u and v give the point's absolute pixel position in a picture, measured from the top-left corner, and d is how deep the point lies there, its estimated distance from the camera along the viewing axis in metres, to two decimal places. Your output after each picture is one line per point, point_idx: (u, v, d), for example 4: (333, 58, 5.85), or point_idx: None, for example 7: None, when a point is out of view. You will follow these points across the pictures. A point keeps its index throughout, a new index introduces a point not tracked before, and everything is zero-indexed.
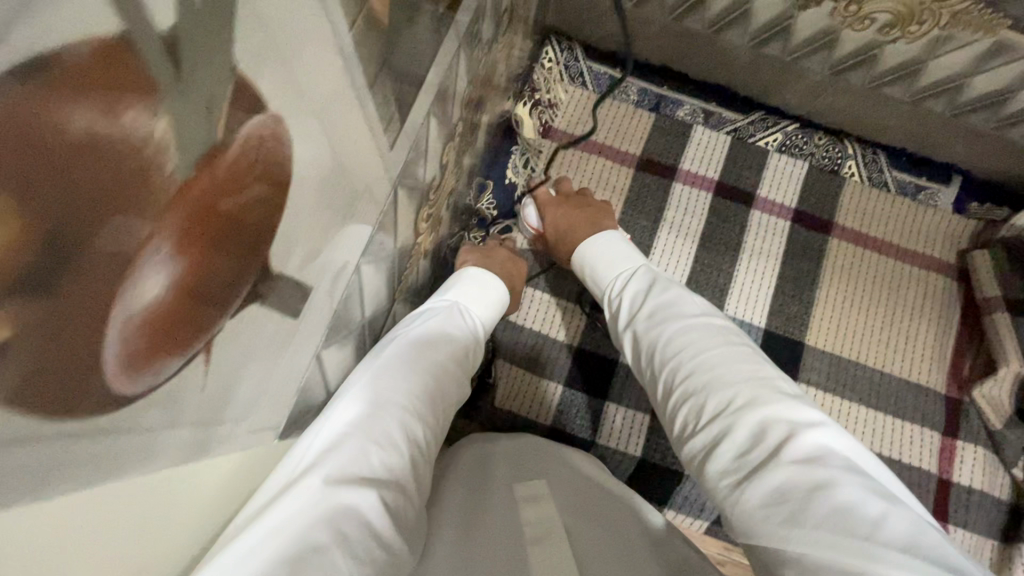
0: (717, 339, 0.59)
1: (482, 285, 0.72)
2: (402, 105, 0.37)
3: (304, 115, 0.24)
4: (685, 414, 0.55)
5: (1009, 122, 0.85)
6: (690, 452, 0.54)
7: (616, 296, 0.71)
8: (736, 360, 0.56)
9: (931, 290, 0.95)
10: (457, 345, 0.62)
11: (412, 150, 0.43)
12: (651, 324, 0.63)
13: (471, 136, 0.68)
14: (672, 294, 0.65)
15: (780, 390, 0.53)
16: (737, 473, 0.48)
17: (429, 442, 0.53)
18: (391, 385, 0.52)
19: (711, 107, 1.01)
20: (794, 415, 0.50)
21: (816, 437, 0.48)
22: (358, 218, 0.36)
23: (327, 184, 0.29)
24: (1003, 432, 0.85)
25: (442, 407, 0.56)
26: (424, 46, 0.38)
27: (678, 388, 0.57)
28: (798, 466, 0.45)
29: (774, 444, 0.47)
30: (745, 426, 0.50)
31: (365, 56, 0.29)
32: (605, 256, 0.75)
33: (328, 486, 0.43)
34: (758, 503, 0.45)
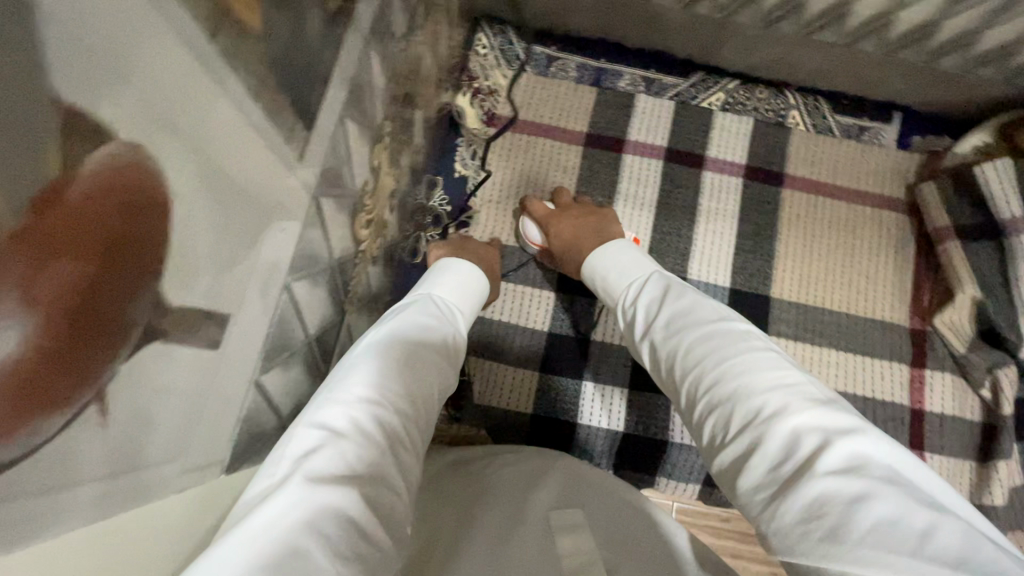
0: (738, 346, 0.56)
1: (454, 275, 0.73)
2: (303, 113, 0.35)
3: (169, 140, 0.23)
4: (713, 424, 0.53)
5: (939, 53, 0.85)
6: (721, 466, 0.51)
7: (630, 305, 0.70)
8: (761, 366, 0.53)
9: (885, 228, 0.97)
10: (434, 337, 0.61)
11: (329, 158, 0.42)
12: (669, 335, 0.62)
13: (406, 134, 0.66)
14: (689, 303, 0.63)
15: (810, 395, 0.50)
16: (771, 486, 0.45)
17: (411, 431, 0.50)
18: (367, 379, 0.50)
19: (651, 74, 1.01)
20: (827, 421, 0.47)
21: (852, 445, 0.44)
22: (273, 236, 0.35)
23: (222, 208, 0.28)
24: (967, 356, 0.88)
25: (425, 398, 0.54)
26: (319, 49, 0.36)
27: (702, 398, 0.55)
28: (835, 477, 0.42)
29: (807, 454, 0.44)
30: (776, 435, 0.47)
31: (239, 67, 0.27)
32: (614, 267, 0.75)
33: (305, 484, 0.39)
34: (791, 516, 0.42)
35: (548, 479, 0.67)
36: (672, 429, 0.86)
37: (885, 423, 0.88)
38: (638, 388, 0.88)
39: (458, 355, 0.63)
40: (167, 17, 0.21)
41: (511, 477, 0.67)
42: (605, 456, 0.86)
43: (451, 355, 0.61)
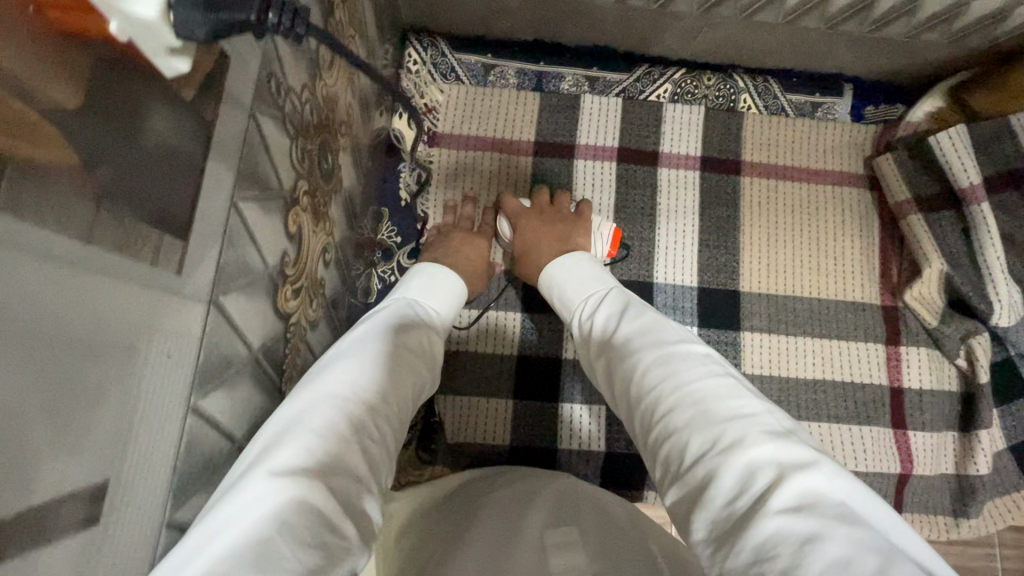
0: (698, 369, 0.54)
1: (435, 276, 0.68)
2: (171, 222, 0.30)
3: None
4: (667, 456, 0.50)
5: (884, 22, 0.82)
6: (674, 499, 0.48)
7: (588, 322, 0.67)
8: (720, 393, 0.51)
9: (847, 205, 0.94)
10: (406, 334, 0.56)
11: (225, 252, 0.37)
12: (627, 357, 0.58)
13: (333, 181, 0.61)
14: (646, 323, 0.60)
15: (767, 427, 0.47)
16: (725, 522, 0.42)
17: (381, 425, 0.47)
18: (334, 376, 0.47)
19: (594, 71, 0.96)
20: (784, 452, 0.45)
21: (807, 480, 0.42)
22: (156, 366, 0.30)
23: (58, 369, 0.23)
24: (940, 328, 0.87)
25: (398, 393, 0.50)
26: (181, 143, 0.31)
27: (658, 425, 0.52)
28: (787, 515, 0.39)
29: (761, 489, 0.42)
30: (732, 468, 0.44)
31: (45, 212, 0.22)
32: (574, 280, 0.72)
33: (268, 479, 0.37)
34: (743, 555, 0.39)
35: (538, 501, 0.65)
36: None
37: (865, 406, 0.87)
38: None
39: (435, 355, 0.60)
40: None
41: (501, 503, 0.65)
42: (593, 478, 0.84)
43: (423, 353, 0.58)
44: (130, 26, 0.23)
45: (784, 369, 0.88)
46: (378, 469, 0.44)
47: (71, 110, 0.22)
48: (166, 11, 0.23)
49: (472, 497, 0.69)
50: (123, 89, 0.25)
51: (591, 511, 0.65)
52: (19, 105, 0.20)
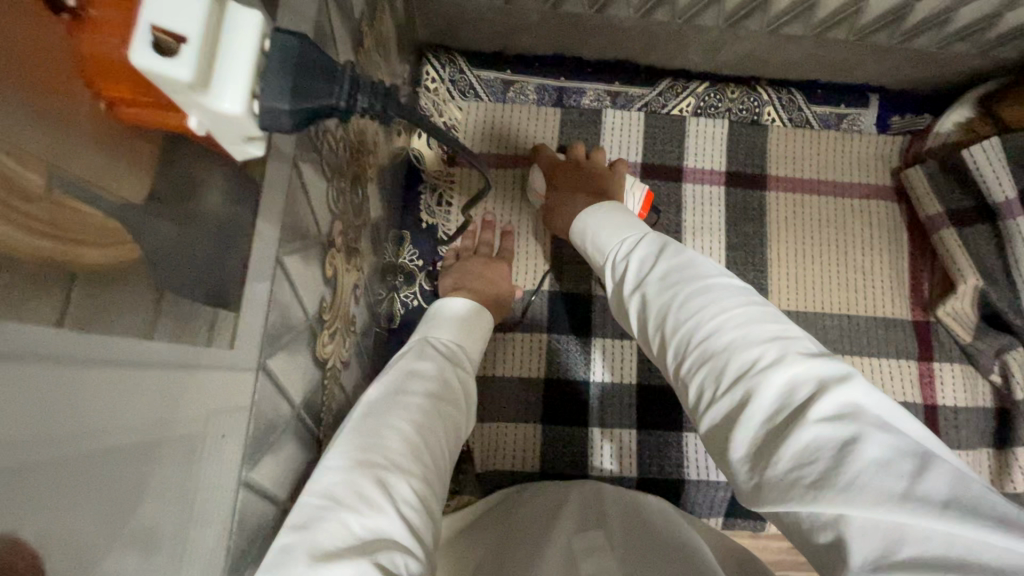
0: (736, 297, 0.51)
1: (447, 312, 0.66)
2: (227, 295, 0.28)
3: (14, 491, 0.16)
4: (700, 382, 0.47)
5: (914, 33, 0.81)
6: (707, 425, 0.46)
7: (624, 260, 0.62)
8: (758, 317, 0.48)
9: (876, 219, 0.93)
10: (431, 381, 0.54)
11: (273, 312, 0.35)
12: (660, 290, 0.54)
13: (362, 216, 0.59)
14: (681, 255, 0.56)
15: (808, 348, 0.45)
16: (765, 437, 0.40)
17: (419, 486, 0.45)
18: (364, 439, 0.45)
19: (616, 86, 0.94)
20: (825, 367, 0.42)
21: (849, 392, 0.40)
22: (213, 447, 0.28)
23: (130, 476, 0.22)
24: (974, 344, 0.85)
25: (432, 444, 0.49)
26: (235, 211, 0.29)
27: (692, 353, 0.49)
28: (827, 424, 0.38)
29: (801, 402, 0.40)
30: (772, 386, 0.42)
31: (111, 319, 0.20)
32: (606, 228, 0.68)
33: (310, 563, 0.36)
34: (780, 465, 0.38)
35: (563, 507, 0.66)
36: (686, 466, 0.82)
37: None
38: (645, 427, 0.83)
39: (466, 401, 0.58)
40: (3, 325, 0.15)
41: (531, 515, 0.66)
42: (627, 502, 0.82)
43: (455, 397, 0.56)
44: (211, 118, 0.21)
45: None
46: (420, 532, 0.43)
47: (135, 203, 0.21)
48: (251, 98, 0.21)
49: (503, 512, 0.70)
50: (178, 169, 0.23)
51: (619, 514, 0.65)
52: (88, 210, 0.18)
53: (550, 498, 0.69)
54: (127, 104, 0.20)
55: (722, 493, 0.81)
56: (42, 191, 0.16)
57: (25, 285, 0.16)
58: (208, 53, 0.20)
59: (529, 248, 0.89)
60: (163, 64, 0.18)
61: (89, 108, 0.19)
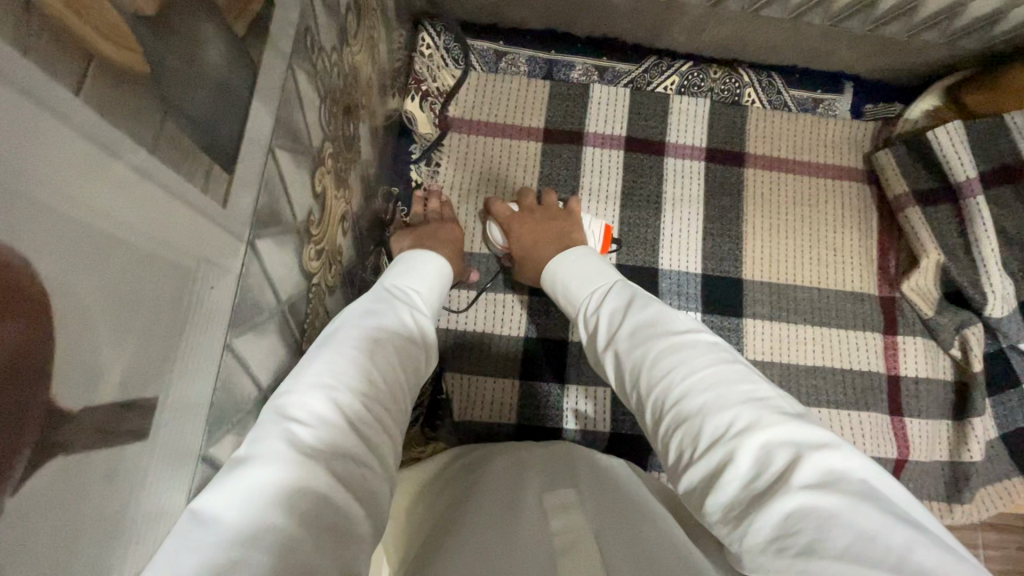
0: (707, 356, 0.54)
1: (414, 265, 0.67)
2: (221, 153, 0.31)
3: (31, 220, 0.18)
4: (679, 441, 0.50)
5: (885, 20, 0.85)
6: (687, 486, 0.49)
7: (593, 314, 0.66)
8: (730, 377, 0.52)
9: (848, 199, 0.97)
10: (397, 322, 0.54)
11: (263, 194, 0.37)
12: (634, 346, 0.58)
13: (352, 150, 0.61)
14: (654, 312, 0.60)
15: (779, 409, 0.48)
16: (746, 503, 0.43)
17: (378, 410, 0.45)
18: (320, 365, 0.44)
19: (604, 61, 0.98)
20: (799, 432, 0.46)
21: (824, 458, 0.43)
22: (202, 295, 0.31)
23: (127, 274, 0.24)
24: (936, 318, 0.89)
25: (393, 375, 0.49)
26: (232, 80, 0.31)
27: (669, 412, 0.52)
28: (808, 493, 0.41)
29: (780, 468, 0.43)
30: (748, 450, 0.45)
31: (123, 117, 0.22)
32: (576, 278, 0.71)
33: (261, 468, 0.36)
34: (767, 533, 0.40)
35: (535, 466, 0.68)
36: None
37: (864, 392, 0.89)
38: None
39: (427, 342, 0.57)
40: (27, 74, 0.17)
41: (502, 469, 0.68)
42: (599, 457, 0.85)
43: (417, 336, 0.55)
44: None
45: (785, 355, 0.90)
46: (376, 447, 0.43)
47: (149, 21, 0.23)
48: None
49: (469, 461, 0.73)
50: (188, 16, 0.26)
51: (589, 472, 0.68)
52: (106, 2, 0.21)
53: (519, 456, 0.71)
54: None
55: None
56: None
57: (49, 39, 0.18)
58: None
59: None
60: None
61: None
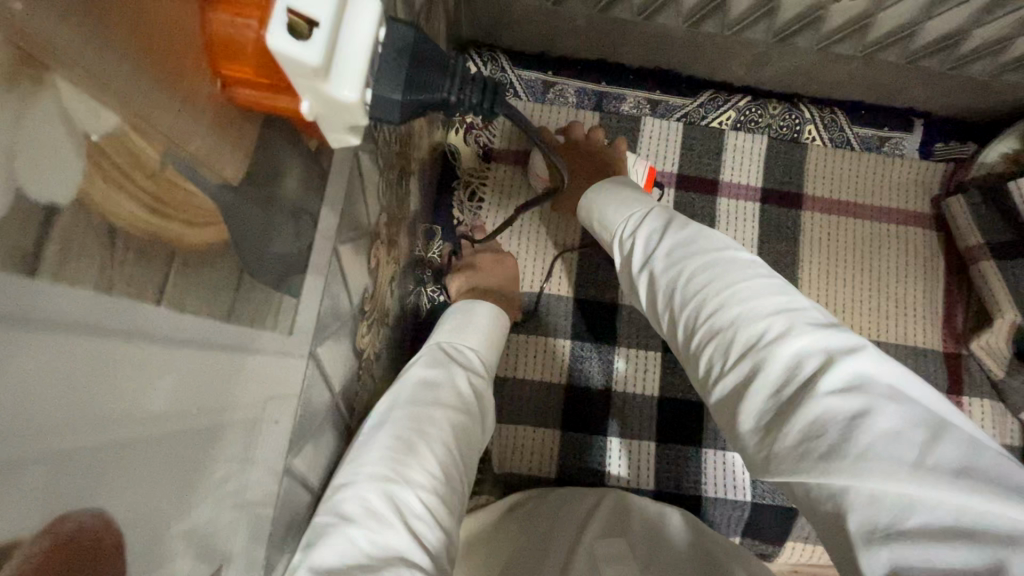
0: (743, 270, 0.47)
1: (469, 319, 0.61)
2: (289, 283, 0.28)
3: (104, 467, 0.16)
4: (710, 356, 0.45)
5: (967, 60, 0.79)
6: (716, 401, 0.44)
7: (630, 238, 0.58)
8: (767, 288, 0.45)
9: (913, 246, 0.91)
10: (450, 394, 0.51)
11: (325, 301, 0.35)
12: (670, 266, 0.51)
13: (402, 206, 0.58)
14: (693, 232, 0.52)
15: (815, 318, 0.43)
16: (773, 413, 0.39)
17: (434, 508, 0.44)
18: (377, 454, 0.43)
19: (656, 94, 0.93)
20: (831, 338, 0.41)
21: (857, 362, 0.39)
22: (267, 433, 0.28)
23: (200, 453, 0.22)
24: (1007, 380, 0.84)
25: (446, 462, 0.47)
26: (305, 202, 0.29)
27: (701, 327, 0.46)
28: (835, 397, 0.37)
29: (809, 374, 0.39)
30: (778, 359, 0.40)
31: (200, 298, 0.20)
32: (613, 204, 0.63)
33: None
34: (788, 436, 0.37)
35: (591, 524, 0.64)
36: (704, 483, 0.81)
37: None
38: (664, 440, 0.83)
39: (483, 415, 0.55)
40: (111, 308, 0.15)
41: (560, 530, 0.65)
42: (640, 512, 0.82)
43: (473, 411, 0.53)
44: (325, 104, 0.21)
45: None
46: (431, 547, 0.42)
47: (233, 185, 0.21)
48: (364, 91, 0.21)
49: (528, 516, 0.69)
50: (266, 154, 0.24)
51: (643, 536, 0.64)
52: (192, 189, 0.18)
53: (574, 512, 0.67)
54: (243, 83, 0.20)
55: (739, 511, 0.80)
56: (159, 166, 0.16)
57: (135, 260, 0.16)
58: (335, 35, 0.19)
59: (541, 248, 0.87)
60: (294, 45, 0.18)
61: (208, 85, 0.19)
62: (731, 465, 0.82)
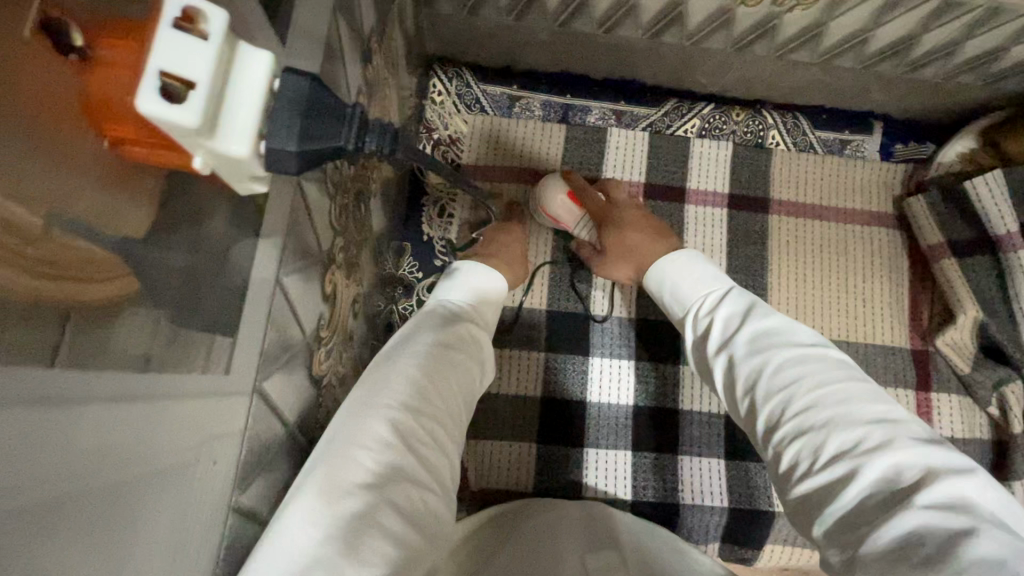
0: (836, 370, 0.46)
1: (464, 274, 0.61)
2: (217, 323, 0.28)
3: (23, 538, 0.16)
4: (794, 453, 0.43)
5: (920, 64, 0.81)
6: (797, 496, 0.42)
7: (707, 317, 0.57)
8: (864, 394, 0.44)
9: (877, 246, 0.93)
10: (445, 334, 0.50)
11: (269, 333, 0.34)
12: (754, 353, 0.50)
13: (362, 229, 0.58)
14: (779, 321, 0.52)
15: (915, 432, 0.41)
16: (866, 521, 0.37)
17: (434, 428, 0.43)
18: (371, 385, 0.43)
19: (621, 105, 0.95)
20: (935, 455, 0.39)
21: (963, 484, 0.37)
22: (205, 476, 0.28)
23: (123, 507, 0.21)
24: (972, 374, 0.85)
25: (444, 394, 0.45)
26: (234, 241, 0.29)
27: (787, 421, 0.44)
28: (936, 511, 0.35)
29: (908, 486, 0.37)
30: (876, 466, 0.38)
31: (102, 352, 0.20)
32: (687, 278, 0.62)
33: (319, 499, 0.34)
34: (880, 542, 0.35)
35: (569, 530, 0.63)
36: (682, 490, 0.82)
37: None
38: (641, 449, 0.83)
39: (478, 351, 0.54)
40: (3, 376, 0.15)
41: (535, 532, 0.63)
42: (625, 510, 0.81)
43: (467, 347, 0.52)
44: (217, 157, 0.21)
45: None
46: (429, 467, 0.41)
47: (133, 238, 0.21)
48: (258, 137, 0.22)
49: (506, 527, 0.68)
50: (176, 200, 0.23)
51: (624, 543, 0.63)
52: (83, 245, 0.18)
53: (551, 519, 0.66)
54: (133, 142, 0.19)
55: (717, 518, 0.80)
56: (41, 230, 0.16)
57: (17, 326, 0.16)
58: (217, 94, 0.20)
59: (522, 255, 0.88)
60: (170, 108, 0.18)
61: (94, 146, 0.18)
62: (708, 470, 0.82)
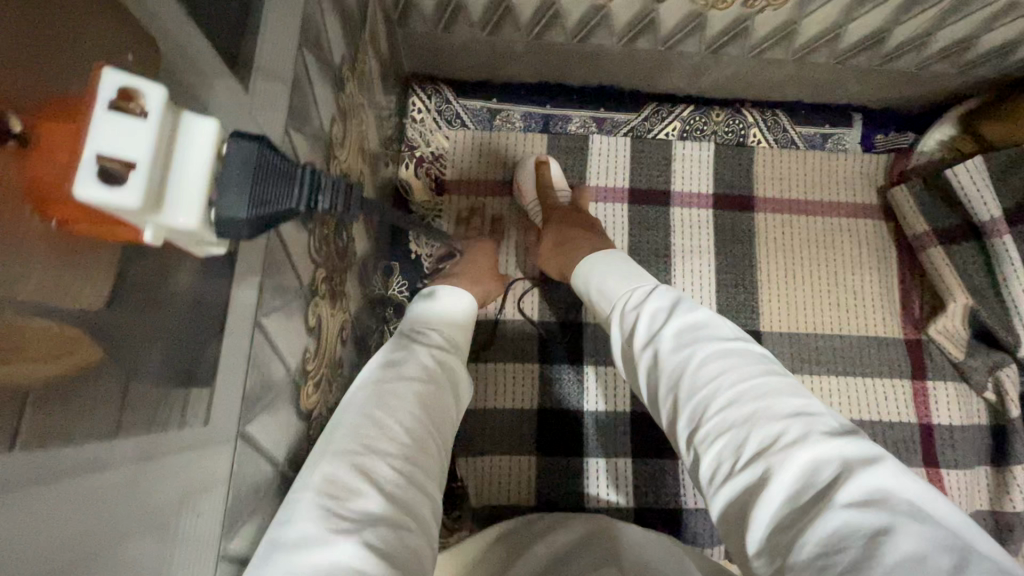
0: (751, 366, 0.47)
1: (441, 301, 0.63)
2: (194, 375, 0.28)
3: None
4: (717, 455, 0.43)
5: (894, 55, 0.82)
6: (722, 502, 0.42)
7: (630, 310, 0.57)
8: (778, 387, 0.45)
9: (863, 237, 0.93)
10: (415, 369, 0.51)
11: (251, 376, 0.34)
12: (677, 348, 0.50)
13: (345, 256, 0.58)
14: (701, 315, 0.52)
15: (826, 423, 0.41)
16: (789, 525, 0.36)
17: (414, 472, 0.43)
18: (341, 433, 0.43)
19: (602, 112, 0.95)
20: (847, 447, 0.39)
21: (875, 475, 0.37)
22: (191, 529, 0.28)
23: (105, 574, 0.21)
24: (966, 361, 0.85)
25: (418, 428, 0.46)
26: (206, 291, 0.29)
27: (708, 421, 0.44)
28: (855, 509, 0.35)
29: (826, 482, 0.37)
30: (792, 465, 0.38)
31: (69, 425, 0.19)
32: (613, 275, 0.63)
33: (296, 553, 0.34)
34: (805, 550, 0.34)
35: (572, 549, 0.62)
36: (683, 494, 0.82)
37: (896, 444, 0.85)
38: (641, 455, 0.83)
39: (453, 383, 0.54)
40: None
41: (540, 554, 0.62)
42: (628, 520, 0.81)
43: (442, 379, 0.53)
44: (166, 230, 0.22)
45: None
46: (410, 507, 0.41)
47: (95, 311, 0.21)
48: (206, 204, 0.23)
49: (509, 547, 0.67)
50: (142, 264, 0.23)
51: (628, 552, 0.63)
52: (39, 322, 0.18)
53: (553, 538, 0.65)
54: (88, 223, 0.20)
55: None
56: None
57: None
58: (156, 172, 0.20)
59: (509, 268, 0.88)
60: (108, 192, 0.19)
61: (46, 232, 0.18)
62: None
